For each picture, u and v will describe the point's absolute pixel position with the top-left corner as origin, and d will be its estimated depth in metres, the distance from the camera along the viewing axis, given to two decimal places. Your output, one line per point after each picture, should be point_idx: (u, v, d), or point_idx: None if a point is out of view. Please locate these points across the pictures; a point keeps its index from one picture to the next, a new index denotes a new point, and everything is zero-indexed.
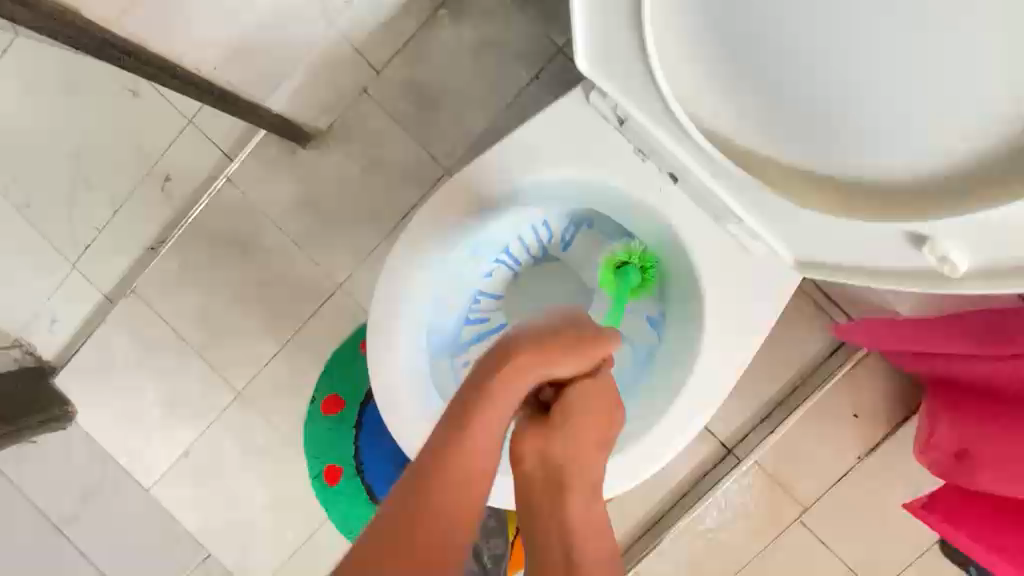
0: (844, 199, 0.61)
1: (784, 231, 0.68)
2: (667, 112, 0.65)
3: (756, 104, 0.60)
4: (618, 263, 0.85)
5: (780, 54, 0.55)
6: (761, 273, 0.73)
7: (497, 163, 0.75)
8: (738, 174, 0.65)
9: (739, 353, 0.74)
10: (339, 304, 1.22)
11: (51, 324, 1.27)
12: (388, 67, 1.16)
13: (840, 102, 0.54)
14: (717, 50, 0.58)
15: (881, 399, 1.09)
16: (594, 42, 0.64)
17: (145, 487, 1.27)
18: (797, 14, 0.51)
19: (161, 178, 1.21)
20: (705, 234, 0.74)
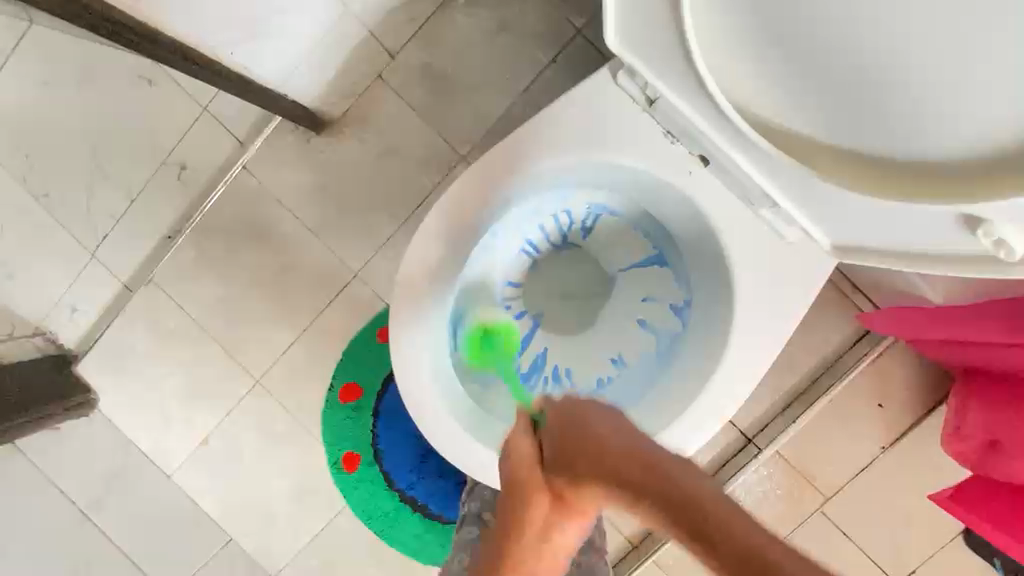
0: (889, 181, 0.58)
1: (822, 215, 0.67)
2: (700, 93, 0.63)
3: (791, 85, 0.58)
4: (481, 331, 0.84)
5: (816, 35, 0.52)
6: (795, 259, 0.72)
7: (517, 149, 0.74)
8: (776, 158, 0.63)
9: (770, 341, 0.73)
10: (355, 292, 1.22)
11: (72, 312, 1.28)
12: (404, 52, 1.13)
13: (880, 86, 0.52)
14: (748, 29, 0.56)
15: (908, 389, 1.07)
16: (625, 19, 0.62)
17: (167, 473, 1.29)
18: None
19: (177, 168, 1.21)
20: (738, 219, 0.72)
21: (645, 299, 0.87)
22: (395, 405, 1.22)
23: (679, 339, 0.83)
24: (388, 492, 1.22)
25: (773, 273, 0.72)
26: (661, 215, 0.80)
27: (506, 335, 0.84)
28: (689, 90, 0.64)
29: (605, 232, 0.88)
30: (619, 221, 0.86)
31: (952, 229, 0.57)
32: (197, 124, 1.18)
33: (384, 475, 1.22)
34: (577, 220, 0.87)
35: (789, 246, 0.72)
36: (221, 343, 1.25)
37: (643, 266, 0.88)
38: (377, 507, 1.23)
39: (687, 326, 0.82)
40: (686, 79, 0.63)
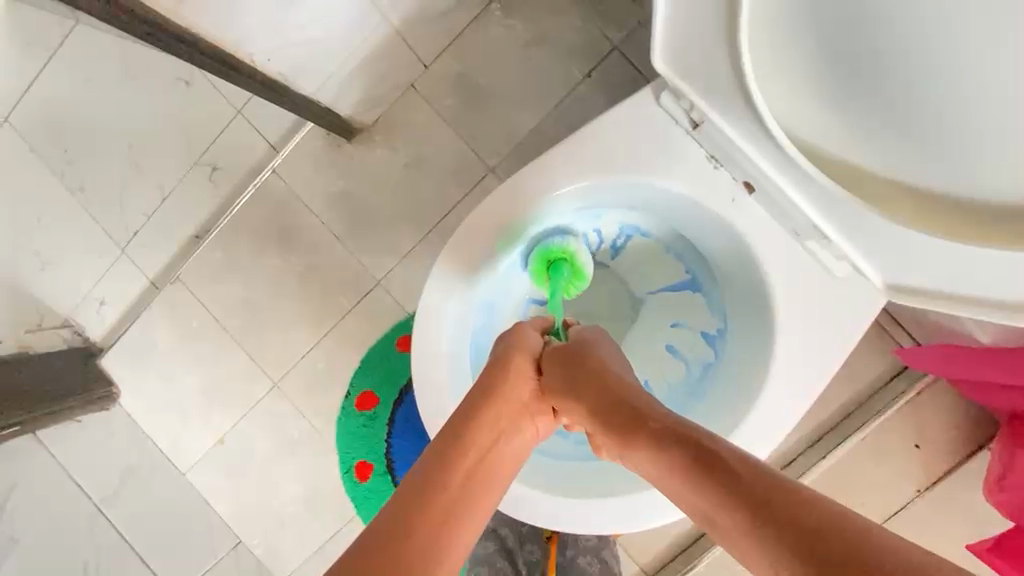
0: (950, 215, 0.57)
1: (878, 252, 0.63)
2: (752, 118, 0.61)
3: (850, 109, 0.57)
4: (550, 258, 0.78)
5: (889, 51, 0.52)
6: (844, 297, 0.68)
7: (553, 166, 0.71)
8: (831, 187, 0.61)
9: (811, 383, 0.70)
10: (377, 301, 1.21)
11: (100, 306, 1.31)
12: (437, 62, 1.12)
13: (947, 110, 0.52)
14: (812, 46, 0.55)
15: (948, 432, 1.01)
16: (676, 38, 0.61)
17: (182, 471, 1.30)
18: (918, 12, 0.49)
19: (209, 168, 1.23)
20: (782, 250, 0.68)
21: (674, 324, 0.85)
22: (410, 415, 1.21)
23: (710, 369, 0.80)
24: None
25: (815, 308, 0.68)
26: (699, 241, 0.77)
27: (574, 264, 0.79)
28: (739, 116, 0.62)
29: (634, 253, 0.86)
30: (651, 243, 0.84)
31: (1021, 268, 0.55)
32: (230, 128, 1.18)
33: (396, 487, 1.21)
34: (607, 239, 0.84)
35: (837, 282, 0.68)
36: (242, 344, 1.26)
37: (673, 291, 0.86)
38: None
39: (720, 355, 0.80)
40: (738, 104, 0.61)
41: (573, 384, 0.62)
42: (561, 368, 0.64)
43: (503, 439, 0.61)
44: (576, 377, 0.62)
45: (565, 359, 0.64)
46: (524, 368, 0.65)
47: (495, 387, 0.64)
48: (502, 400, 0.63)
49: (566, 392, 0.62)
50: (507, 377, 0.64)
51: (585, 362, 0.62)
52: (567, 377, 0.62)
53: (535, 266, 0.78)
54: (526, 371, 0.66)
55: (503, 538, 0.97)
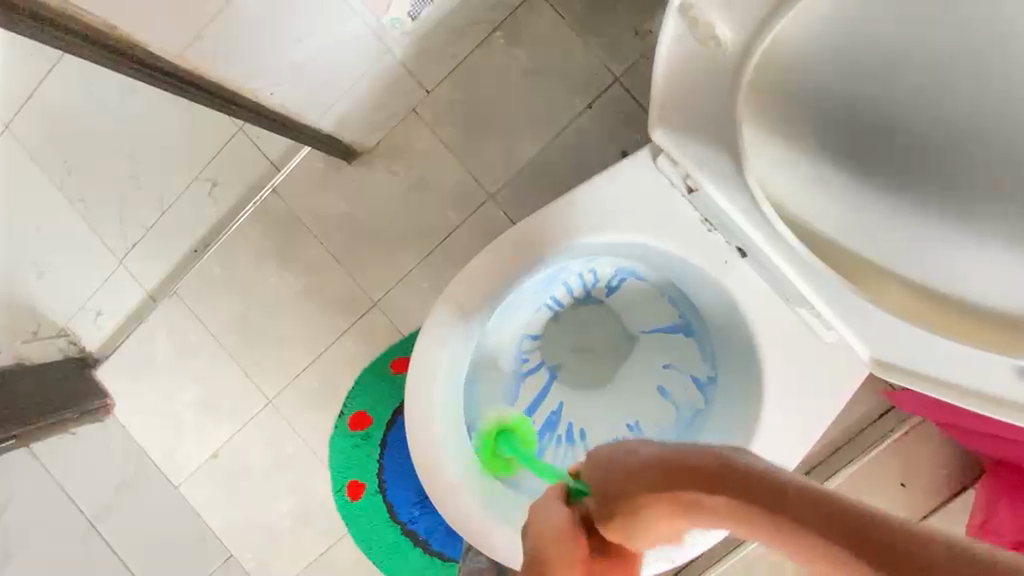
0: (928, 302, 0.61)
1: (862, 326, 0.66)
2: (744, 193, 0.62)
3: (843, 191, 0.60)
4: (494, 437, 0.82)
5: (884, 141, 0.56)
6: (833, 360, 0.71)
7: (552, 218, 0.73)
8: (822, 270, 0.63)
9: (797, 443, 0.72)
10: (374, 322, 1.21)
11: (96, 317, 1.31)
12: (439, 88, 1.13)
13: (930, 202, 0.56)
14: (814, 128, 0.58)
15: (933, 471, 1.02)
16: (673, 108, 0.62)
17: (175, 484, 1.30)
18: (913, 112, 0.53)
19: (209, 183, 1.22)
20: (774, 313, 0.70)
21: (665, 365, 0.87)
22: (402, 437, 1.22)
23: (699, 415, 0.82)
24: (389, 524, 1.22)
25: (800, 365, 0.71)
26: (693, 293, 0.78)
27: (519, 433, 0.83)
28: (733, 190, 0.63)
29: (629, 292, 0.87)
30: (645, 287, 0.85)
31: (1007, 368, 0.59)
32: (231, 143, 1.19)
33: (388, 507, 1.22)
34: (602, 279, 0.85)
35: (824, 345, 0.70)
36: (238, 361, 1.26)
37: (666, 333, 0.87)
38: (379, 538, 1.23)
39: (710, 403, 0.81)
40: (730, 178, 0.62)
41: (594, 502, 0.50)
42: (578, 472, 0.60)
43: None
44: (589, 483, 0.51)
45: (580, 477, 0.54)
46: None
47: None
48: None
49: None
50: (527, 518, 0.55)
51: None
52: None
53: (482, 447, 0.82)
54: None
55: None
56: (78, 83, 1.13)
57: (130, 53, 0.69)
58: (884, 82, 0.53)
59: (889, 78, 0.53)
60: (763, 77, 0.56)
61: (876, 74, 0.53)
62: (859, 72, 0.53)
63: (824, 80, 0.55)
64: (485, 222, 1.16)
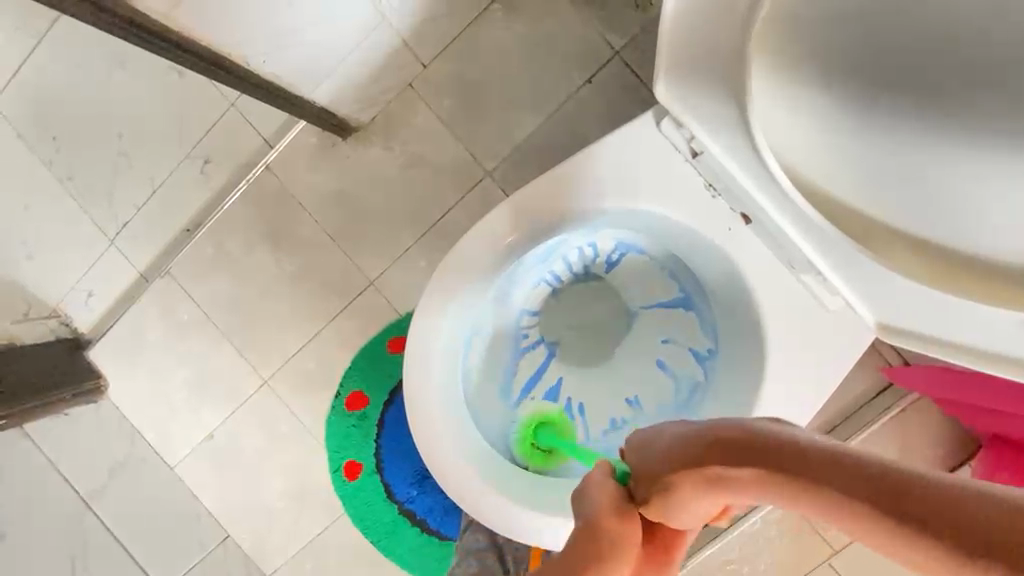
0: (928, 264, 0.60)
1: (865, 290, 0.66)
2: (753, 157, 0.62)
3: (845, 153, 0.59)
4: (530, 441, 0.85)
5: (891, 99, 0.54)
6: (837, 330, 0.70)
7: (553, 188, 0.71)
8: (831, 233, 0.62)
9: (798, 412, 0.72)
10: (370, 301, 1.20)
11: (88, 297, 1.29)
12: (436, 61, 1.11)
13: (930, 166, 0.56)
14: (820, 83, 0.56)
15: (929, 448, 1.02)
16: (678, 66, 0.62)
17: (169, 465, 1.30)
18: (917, 69, 0.52)
19: (201, 161, 1.19)
20: (777, 282, 0.70)
21: (664, 340, 0.86)
22: (399, 417, 1.22)
23: (699, 389, 0.82)
24: (387, 503, 1.22)
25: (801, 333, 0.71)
26: (694, 265, 0.78)
27: (554, 427, 0.86)
28: (740, 154, 0.63)
29: (629, 266, 0.86)
30: (645, 260, 0.84)
31: (1012, 329, 0.58)
32: (223, 119, 1.15)
33: (385, 487, 1.22)
34: (602, 253, 0.84)
35: (828, 314, 0.70)
36: (233, 341, 1.25)
37: (666, 307, 0.86)
38: (376, 517, 1.22)
39: (709, 375, 0.81)
40: (738, 137, 0.62)
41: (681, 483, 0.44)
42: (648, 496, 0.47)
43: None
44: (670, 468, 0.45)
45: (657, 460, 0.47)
46: (611, 521, 0.47)
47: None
48: (610, 575, 0.46)
49: (670, 515, 0.46)
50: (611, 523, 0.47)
51: (654, 464, 0.47)
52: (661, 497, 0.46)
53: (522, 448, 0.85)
54: (621, 520, 0.48)
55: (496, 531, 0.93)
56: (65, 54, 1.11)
57: (138, 20, 0.68)
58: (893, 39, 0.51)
59: (896, 32, 0.51)
60: (771, 27, 0.55)
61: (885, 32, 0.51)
62: (873, 27, 0.51)
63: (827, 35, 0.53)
64: (482, 200, 1.14)
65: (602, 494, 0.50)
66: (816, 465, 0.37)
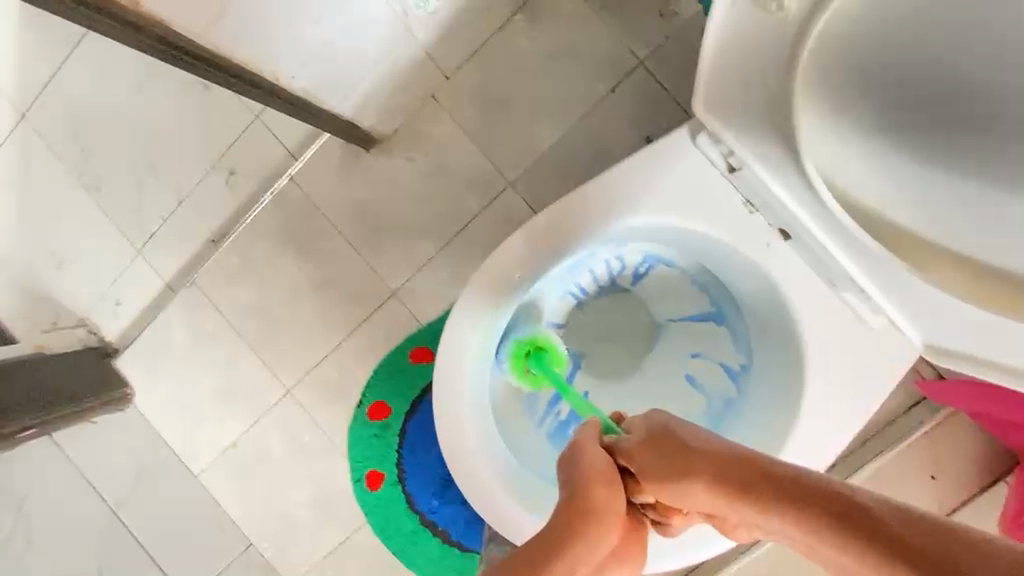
0: (979, 280, 0.60)
1: (911, 306, 0.65)
2: (795, 172, 0.61)
3: (890, 167, 0.59)
4: (524, 351, 0.80)
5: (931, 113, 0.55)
6: (877, 348, 0.68)
7: (582, 202, 0.71)
8: (873, 247, 0.62)
9: (839, 431, 0.70)
10: (392, 311, 1.20)
11: (115, 307, 1.31)
12: (459, 72, 1.11)
13: None
14: (863, 97, 0.56)
15: (966, 464, 0.99)
16: (718, 82, 0.61)
17: (194, 473, 1.31)
18: (957, 82, 0.53)
19: (227, 172, 1.21)
20: (816, 299, 0.68)
21: (694, 354, 0.85)
22: (421, 427, 1.21)
23: (733, 404, 0.80)
24: (408, 513, 1.22)
25: (841, 351, 0.69)
26: (728, 279, 0.76)
27: (552, 353, 0.81)
28: (782, 169, 0.62)
29: (657, 279, 0.85)
30: (676, 273, 0.83)
31: None
32: (249, 130, 1.17)
33: (406, 496, 1.22)
34: (629, 266, 0.83)
35: (870, 332, 0.68)
36: (257, 351, 1.26)
37: (697, 320, 0.85)
38: (397, 527, 1.22)
39: (743, 391, 0.80)
40: (780, 152, 0.61)
41: (681, 467, 0.51)
42: (640, 460, 0.54)
43: (605, 569, 0.52)
44: (678, 451, 0.52)
45: (661, 440, 0.54)
46: (604, 482, 0.54)
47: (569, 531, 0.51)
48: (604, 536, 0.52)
49: (663, 486, 0.52)
50: (603, 477, 0.54)
51: (664, 442, 0.53)
52: (657, 467, 0.53)
53: (513, 358, 0.80)
54: (612, 485, 0.54)
55: None
56: (96, 69, 1.13)
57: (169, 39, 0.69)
58: None
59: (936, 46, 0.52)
60: (821, 44, 0.55)
61: None
62: None
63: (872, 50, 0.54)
64: (505, 211, 1.14)
65: (598, 454, 0.57)
66: (868, 509, 0.39)
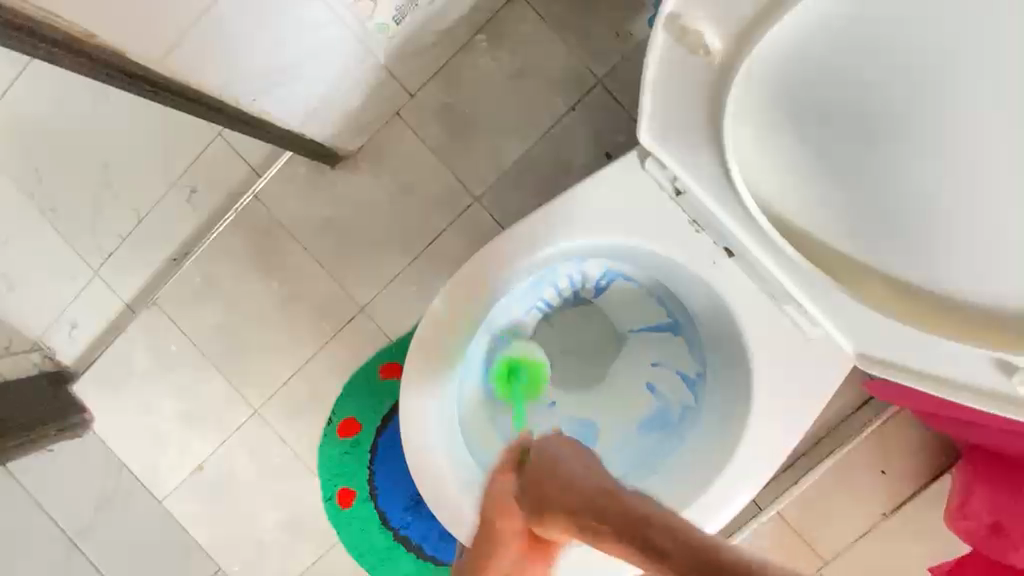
0: (910, 300, 0.63)
1: (846, 321, 0.69)
2: (734, 198, 0.65)
3: (833, 191, 0.61)
4: (509, 366, 0.86)
5: (869, 147, 0.56)
6: (818, 356, 0.73)
7: (540, 221, 0.74)
8: (806, 267, 0.66)
9: (786, 438, 0.74)
10: (360, 327, 1.20)
11: (71, 329, 1.26)
12: (422, 91, 1.13)
13: (892, 213, 0.59)
14: (798, 128, 0.59)
15: (913, 458, 1.05)
16: (661, 113, 0.64)
17: (159, 498, 1.27)
18: (896, 114, 0.53)
19: (187, 190, 1.19)
20: (762, 312, 0.73)
21: (653, 364, 0.89)
22: (393, 442, 1.21)
23: (689, 411, 0.84)
24: (381, 530, 1.21)
25: (784, 361, 0.73)
26: (680, 293, 0.80)
27: (532, 371, 0.87)
28: (722, 194, 0.66)
29: (617, 293, 0.88)
30: (634, 287, 0.87)
31: (982, 361, 0.61)
32: (210, 149, 1.15)
33: (379, 512, 1.21)
34: (590, 281, 0.86)
35: (810, 341, 0.73)
36: (222, 370, 1.24)
37: (655, 331, 0.89)
38: (371, 544, 1.22)
39: (698, 398, 0.84)
40: (720, 181, 0.65)
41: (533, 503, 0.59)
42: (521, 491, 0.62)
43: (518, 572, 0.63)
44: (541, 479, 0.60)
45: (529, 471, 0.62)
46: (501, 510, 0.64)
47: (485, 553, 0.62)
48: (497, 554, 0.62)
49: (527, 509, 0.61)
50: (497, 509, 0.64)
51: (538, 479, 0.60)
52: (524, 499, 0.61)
53: (496, 376, 0.87)
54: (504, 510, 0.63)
55: None
56: None
57: (104, 59, 0.68)
58: (856, 93, 0.53)
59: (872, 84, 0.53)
60: (750, 83, 0.57)
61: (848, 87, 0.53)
62: (835, 82, 0.54)
63: (807, 86, 0.55)
64: (471, 225, 1.16)
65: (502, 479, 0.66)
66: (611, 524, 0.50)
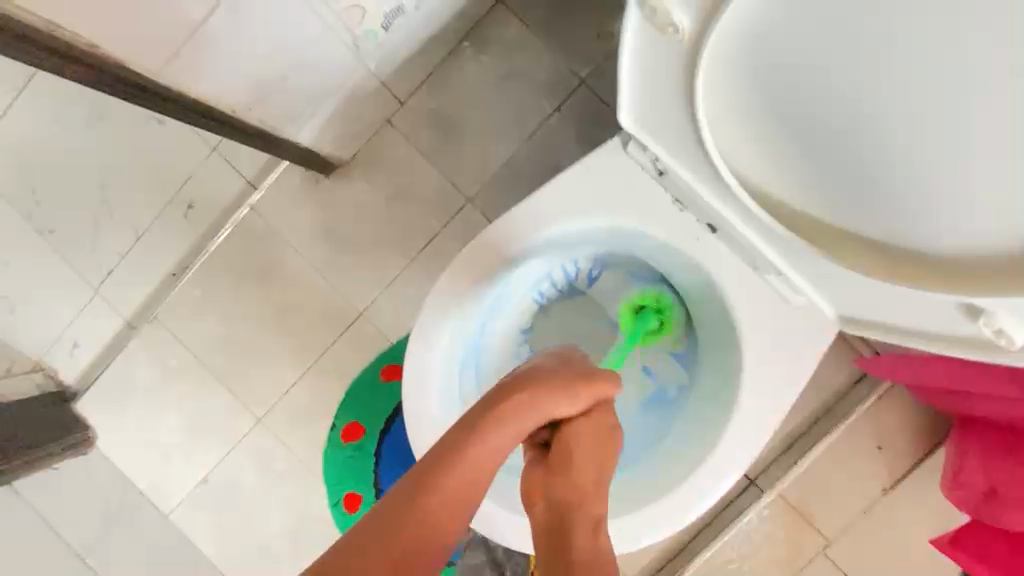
0: (883, 263, 0.65)
1: (828, 288, 0.72)
2: (712, 173, 0.69)
3: (804, 165, 0.63)
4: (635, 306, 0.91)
5: (829, 121, 0.58)
6: (805, 326, 0.76)
7: (531, 209, 0.77)
8: (785, 236, 0.69)
9: (773, 410, 0.76)
10: (360, 331, 1.22)
11: (73, 349, 1.26)
12: (412, 98, 1.16)
13: (855, 181, 0.60)
14: (763, 105, 0.60)
15: (907, 432, 1.07)
16: (637, 96, 0.67)
17: (166, 512, 1.28)
18: (875, 85, 0.52)
19: (184, 206, 1.21)
20: (747, 284, 0.76)
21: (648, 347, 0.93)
22: (396, 443, 1.21)
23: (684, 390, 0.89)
24: None
25: (773, 334, 0.76)
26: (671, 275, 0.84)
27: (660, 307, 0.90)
28: (701, 172, 0.70)
29: (611, 281, 0.93)
30: (623, 275, 0.93)
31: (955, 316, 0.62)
32: (205, 163, 1.18)
33: None
34: (583, 271, 0.92)
35: (796, 312, 0.75)
36: (225, 382, 1.25)
37: None
38: None
39: (693, 377, 0.89)
40: (698, 159, 0.68)
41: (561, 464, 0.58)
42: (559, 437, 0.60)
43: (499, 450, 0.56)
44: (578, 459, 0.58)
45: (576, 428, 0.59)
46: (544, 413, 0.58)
47: (482, 422, 0.54)
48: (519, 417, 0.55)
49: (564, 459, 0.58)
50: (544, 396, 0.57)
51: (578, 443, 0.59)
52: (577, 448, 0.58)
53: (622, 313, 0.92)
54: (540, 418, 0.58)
55: (492, 549, 1.10)
56: None
57: (113, 72, 0.69)
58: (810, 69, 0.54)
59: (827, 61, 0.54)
60: (711, 64, 0.58)
61: (801, 65, 0.55)
62: (788, 62, 0.55)
63: (763, 65, 0.56)
64: (464, 226, 1.18)
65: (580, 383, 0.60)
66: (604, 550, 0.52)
